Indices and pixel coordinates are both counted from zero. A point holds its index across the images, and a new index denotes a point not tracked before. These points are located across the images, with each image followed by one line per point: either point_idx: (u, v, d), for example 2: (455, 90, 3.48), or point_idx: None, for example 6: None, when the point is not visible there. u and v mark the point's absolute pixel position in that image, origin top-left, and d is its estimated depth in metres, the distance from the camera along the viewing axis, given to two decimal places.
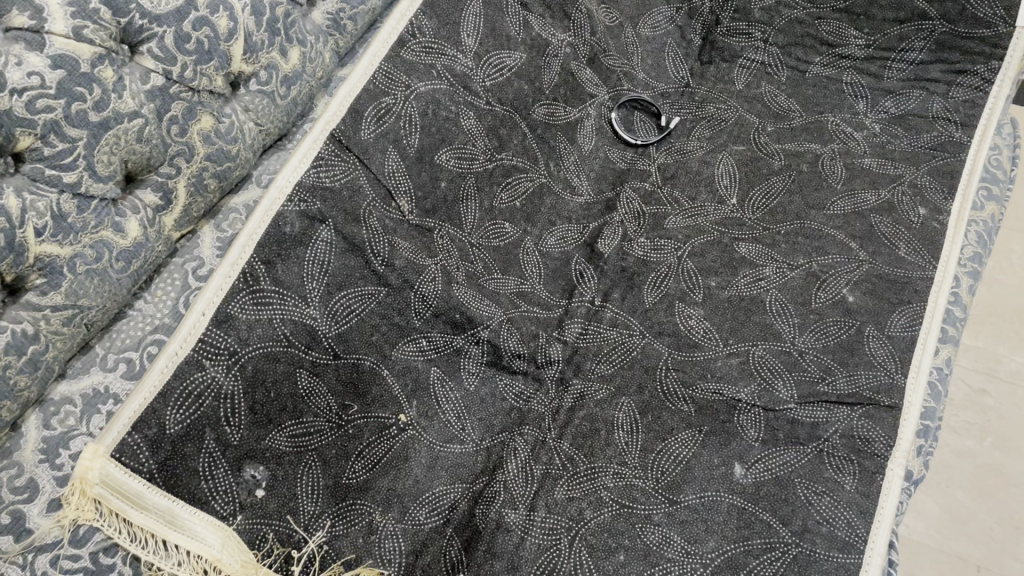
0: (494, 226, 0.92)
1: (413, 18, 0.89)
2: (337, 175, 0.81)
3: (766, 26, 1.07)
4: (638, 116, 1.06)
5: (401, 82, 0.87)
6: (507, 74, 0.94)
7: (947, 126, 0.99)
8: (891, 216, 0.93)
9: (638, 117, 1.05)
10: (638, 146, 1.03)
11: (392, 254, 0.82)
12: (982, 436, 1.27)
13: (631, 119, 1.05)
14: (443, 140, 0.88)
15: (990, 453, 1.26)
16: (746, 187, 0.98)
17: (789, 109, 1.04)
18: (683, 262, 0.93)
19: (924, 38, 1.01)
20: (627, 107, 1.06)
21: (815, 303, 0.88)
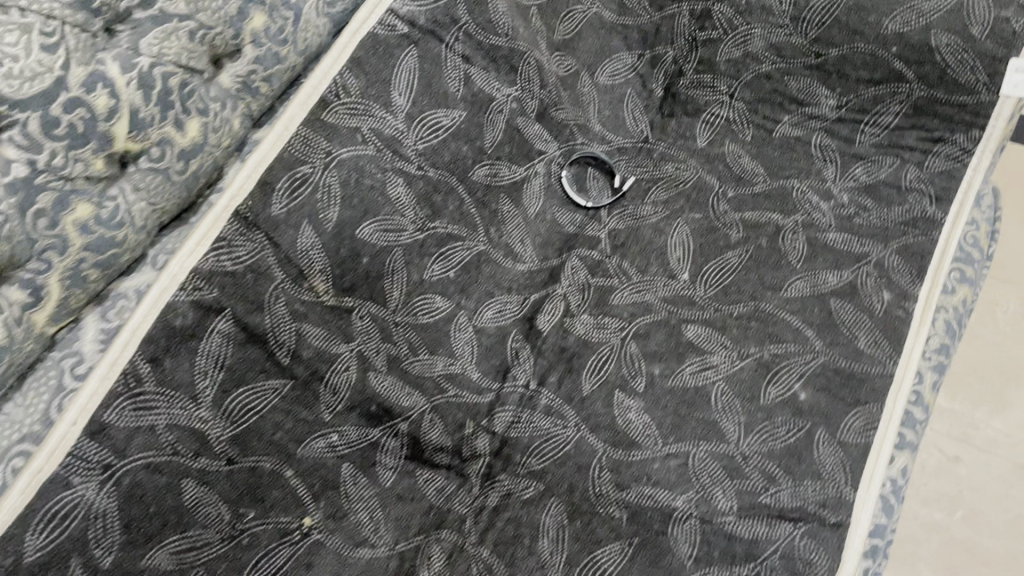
0: (424, 301, 0.85)
1: (338, 77, 0.81)
2: (241, 257, 0.74)
3: (732, 79, 0.99)
4: (593, 172, 0.99)
5: (322, 148, 0.80)
6: (444, 134, 0.87)
7: (920, 200, 0.92)
8: (852, 301, 0.86)
9: (592, 174, 0.98)
10: (589, 208, 0.97)
11: (299, 344, 0.75)
12: (952, 509, 1.21)
13: (584, 176, 0.98)
14: (367, 212, 0.81)
15: (959, 528, 1.20)
16: (699, 261, 0.91)
17: (753, 172, 0.96)
18: (627, 344, 0.87)
19: (900, 103, 0.93)
20: (581, 162, 0.99)
21: (765, 400, 0.82)
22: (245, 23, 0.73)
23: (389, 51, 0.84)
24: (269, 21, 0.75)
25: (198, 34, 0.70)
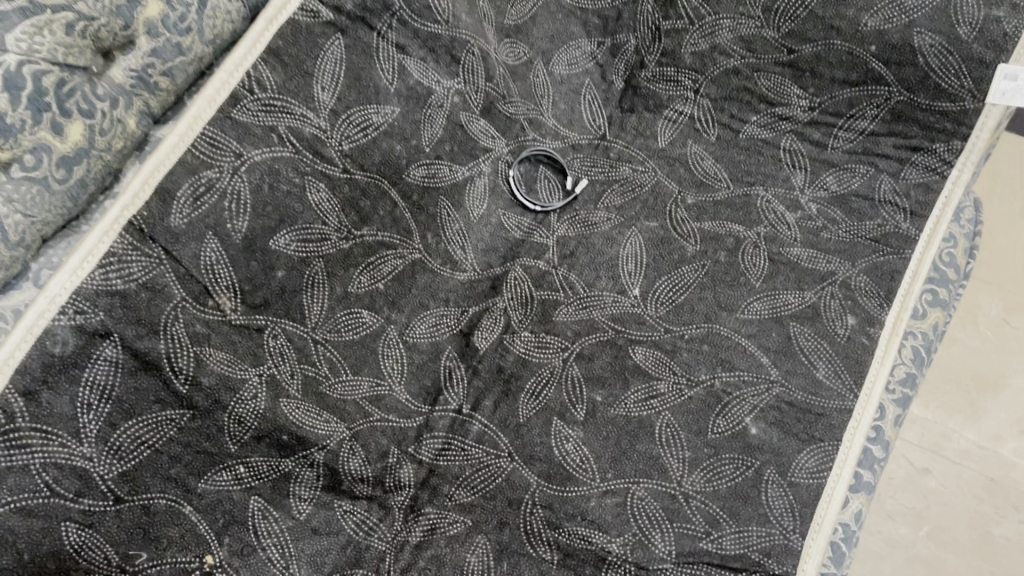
0: (349, 316, 0.78)
1: (252, 68, 0.73)
2: (133, 275, 0.67)
3: (697, 74, 0.91)
4: (548, 172, 0.91)
5: (231, 149, 0.72)
6: (374, 133, 0.79)
7: (894, 214, 0.85)
8: (813, 326, 0.80)
9: (545, 174, 0.91)
10: (538, 211, 0.89)
11: (199, 370, 0.68)
12: (916, 525, 1.17)
13: (536, 175, 0.91)
14: (282, 221, 0.74)
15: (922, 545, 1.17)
16: (651, 275, 0.84)
17: (716, 177, 0.89)
18: (569, 367, 0.80)
19: (877, 106, 0.85)
20: (534, 161, 0.91)
21: (712, 433, 0.76)
22: (136, 11, 0.65)
23: (311, 39, 0.75)
24: (166, 8, 0.67)
25: (78, 27, 0.62)
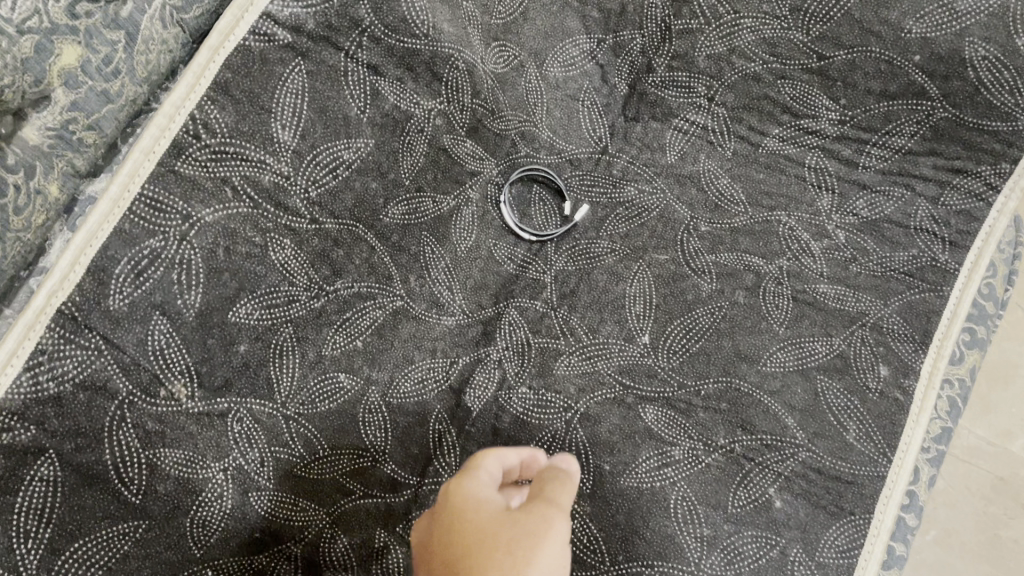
0: (323, 383, 0.67)
1: (198, 110, 0.62)
2: (68, 374, 0.57)
3: (712, 80, 0.80)
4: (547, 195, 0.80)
5: (177, 210, 0.61)
6: (344, 172, 0.68)
7: (930, 244, 0.76)
8: (842, 380, 0.72)
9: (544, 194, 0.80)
10: (533, 242, 0.79)
11: (153, 476, 0.60)
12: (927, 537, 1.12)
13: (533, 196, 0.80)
14: (242, 288, 0.64)
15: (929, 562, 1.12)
16: (662, 318, 0.75)
17: (732, 200, 0.79)
18: (572, 431, 0.72)
19: (917, 122, 0.75)
20: (531, 180, 0.80)
21: (733, 508, 0.69)
22: (49, 61, 0.54)
23: (268, 69, 0.64)
24: (87, 51, 0.56)
25: None
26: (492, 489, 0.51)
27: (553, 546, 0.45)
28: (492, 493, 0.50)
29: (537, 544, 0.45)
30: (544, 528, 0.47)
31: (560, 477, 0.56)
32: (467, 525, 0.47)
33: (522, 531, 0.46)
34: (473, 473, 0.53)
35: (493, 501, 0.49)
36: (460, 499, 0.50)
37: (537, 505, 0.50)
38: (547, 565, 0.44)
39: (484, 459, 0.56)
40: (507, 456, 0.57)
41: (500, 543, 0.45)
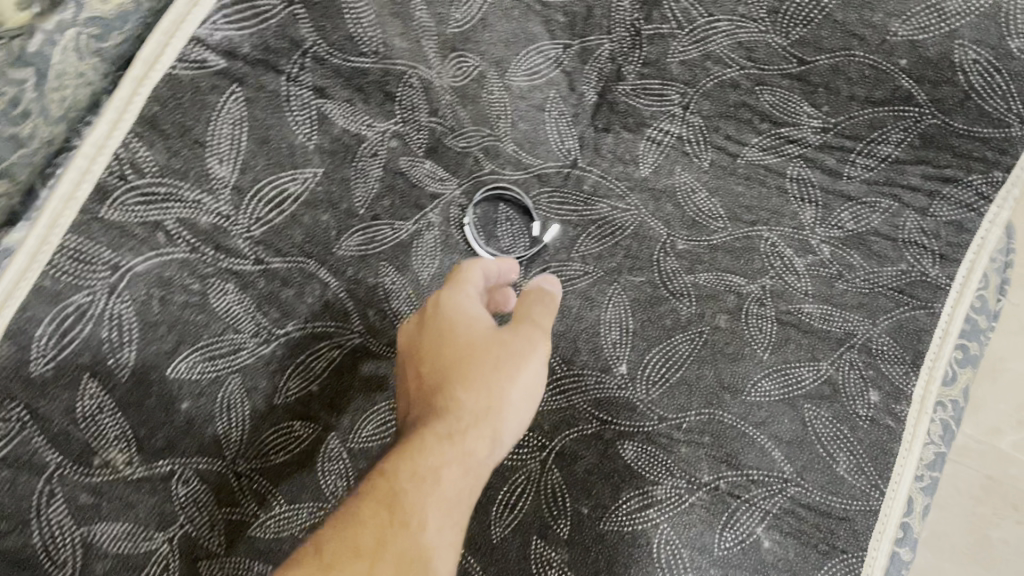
0: (275, 433, 0.61)
1: (123, 149, 0.56)
2: None
3: (687, 87, 0.75)
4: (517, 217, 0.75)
5: (104, 261, 0.56)
6: (291, 207, 0.62)
7: (920, 258, 0.72)
8: (831, 408, 0.68)
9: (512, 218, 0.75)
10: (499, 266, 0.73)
11: (88, 555, 0.55)
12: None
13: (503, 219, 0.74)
14: (181, 340, 0.58)
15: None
16: (640, 346, 0.70)
17: (711, 215, 0.74)
18: (548, 471, 0.68)
19: (904, 129, 0.71)
20: (498, 199, 0.75)
21: (719, 550, 0.66)
22: None
23: (200, 99, 0.58)
24: None
25: None
26: (484, 311, 0.58)
27: (536, 366, 0.55)
28: (482, 313, 0.57)
29: (518, 398, 0.54)
30: (527, 353, 0.55)
31: (536, 295, 0.58)
32: (464, 336, 0.56)
33: (503, 355, 0.55)
34: (466, 281, 0.58)
35: (493, 330, 0.56)
36: (453, 313, 0.57)
37: (518, 340, 0.55)
38: (525, 384, 0.55)
39: (465, 294, 0.57)
40: (493, 268, 0.60)
41: (488, 366, 0.54)
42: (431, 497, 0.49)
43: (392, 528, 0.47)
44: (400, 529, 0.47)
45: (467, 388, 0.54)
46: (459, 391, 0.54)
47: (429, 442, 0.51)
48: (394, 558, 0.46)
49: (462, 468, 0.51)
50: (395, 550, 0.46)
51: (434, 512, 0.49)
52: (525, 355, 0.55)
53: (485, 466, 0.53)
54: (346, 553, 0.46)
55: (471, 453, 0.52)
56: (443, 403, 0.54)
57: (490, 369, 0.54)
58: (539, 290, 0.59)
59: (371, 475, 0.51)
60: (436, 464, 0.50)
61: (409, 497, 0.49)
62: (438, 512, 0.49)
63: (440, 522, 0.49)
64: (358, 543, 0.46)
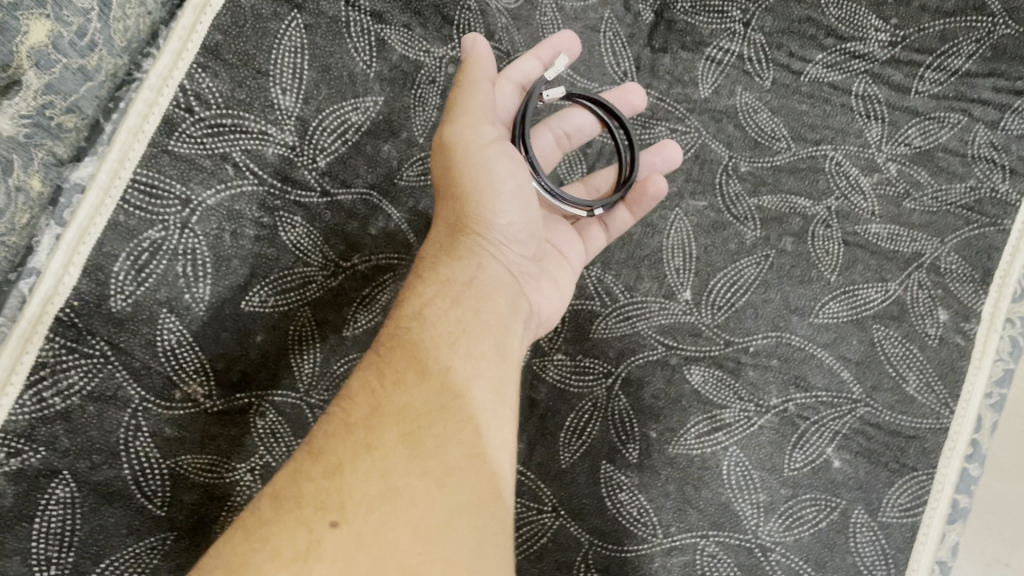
0: (348, 366, 0.60)
1: (188, 80, 0.59)
2: (77, 382, 0.55)
3: (748, 2, 0.73)
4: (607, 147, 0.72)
5: (177, 194, 0.58)
6: (354, 137, 0.62)
7: (990, 173, 0.70)
8: (900, 328, 0.68)
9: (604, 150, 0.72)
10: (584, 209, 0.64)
11: (176, 487, 0.56)
12: (1011, 562, 0.69)
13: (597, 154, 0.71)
14: (254, 274, 0.59)
15: None
16: (703, 272, 0.69)
17: (773, 135, 0.72)
18: (615, 398, 0.67)
19: (977, 40, 0.71)
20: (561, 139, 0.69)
21: (790, 470, 0.66)
22: (15, 41, 0.49)
23: (262, 26, 0.61)
24: (58, 25, 0.52)
25: None
26: (494, 132, 0.56)
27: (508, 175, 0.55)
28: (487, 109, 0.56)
29: (511, 194, 0.56)
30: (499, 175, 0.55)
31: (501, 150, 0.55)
32: (447, 182, 0.56)
33: (481, 163, 0.54)
34: (454, 104, 0.56)
35: (487, 139, 0.55)
36: (439, 158, 0.56)
37: (502, 143, 0.56)
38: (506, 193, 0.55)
39: (459, 117, 0.55)
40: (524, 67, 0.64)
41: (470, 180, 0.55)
42: (454, 358, 0.50)
43: (413, 391, 0.48)
44: (435, 402, 0.48)
45: (477, 210, 0.56)
46: (452, 245, 0.56)
47: (430, 286, 0.54)
48: (434, 417, 0.47)
49: (479, 315, 0.54)
50: (430, 418, 0.47)
51: (443, 358, 0.50)
52: (499, 159, 0.55)
53: (524, 311, 0.58)
54: (361, 442, 0.45)
55: (490, 270, 0.56)
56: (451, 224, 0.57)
57: (492, 196, 0.55)
58: (476, 60, 0.56)
59: (368, 357, 0.51)
60: (449, 306, 0.53)
61: (441, 345, 0.51)
62: (454, 356, 0.51)
63: (484, 361, 0.51)
64: (356, 425, 0.46)
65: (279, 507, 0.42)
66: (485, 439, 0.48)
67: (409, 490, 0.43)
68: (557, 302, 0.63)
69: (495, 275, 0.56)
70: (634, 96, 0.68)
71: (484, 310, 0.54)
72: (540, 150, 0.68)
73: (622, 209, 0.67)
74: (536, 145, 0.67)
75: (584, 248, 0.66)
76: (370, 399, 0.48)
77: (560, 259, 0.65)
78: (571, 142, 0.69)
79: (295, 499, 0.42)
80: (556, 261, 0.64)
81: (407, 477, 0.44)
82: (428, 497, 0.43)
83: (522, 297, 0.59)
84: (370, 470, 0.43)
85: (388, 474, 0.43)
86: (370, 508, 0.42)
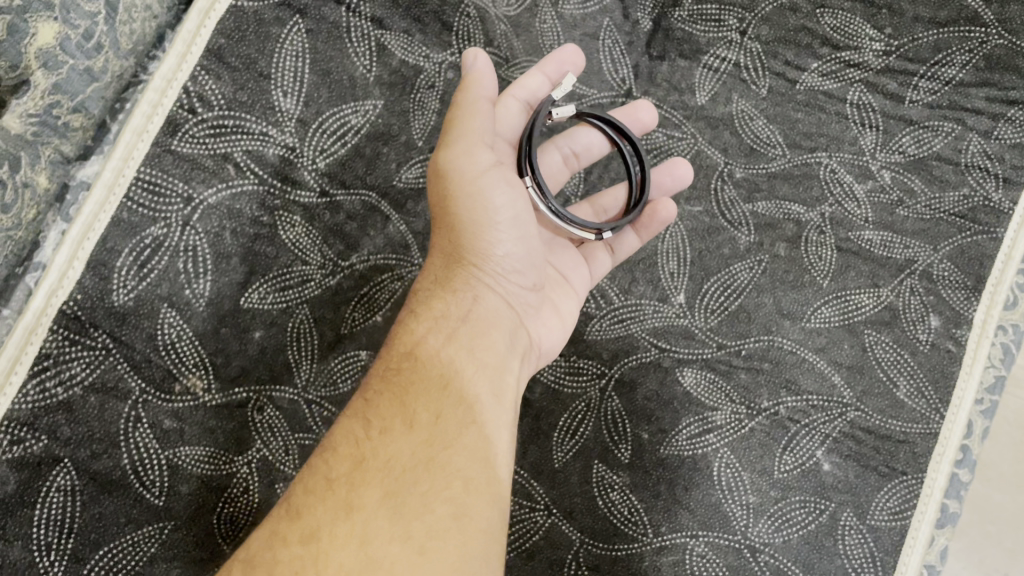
0: (344, 363, 0.61)
1: (192, 82, 0.61)
2: (80, 373, 0.57)
3: (744, 11, 0.74)
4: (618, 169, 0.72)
5: (179, 192, 0.60)
6: (353, 139, 0.63)
7: (983, 182, 0.71)
8: (891, 333, 0.69)
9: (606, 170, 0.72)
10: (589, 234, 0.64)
11: (174, 478, 0.58)
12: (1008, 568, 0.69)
13: (603, 170, 0.72)
14: (253, 272, 0.61)
15: None
16: (698, 275, 0.70)
17: (768, 142, 0.72)
18: (608, 398, 0.67)
19: (969, 50, 0.72)
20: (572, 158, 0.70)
21: (779, 472, 0.67)
22: (23, 44, 0.52)
23: (264, 30, 0.62)
24: (65, 28, 0.53)
25: None
26: (492, 159, 0.56)
27: (502, 207, 0.57)
28: (485, 136, 0.56)
29: (507, 224, 0.57)
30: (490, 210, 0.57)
31: (487, 179, 0.56)
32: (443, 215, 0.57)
33: (476, 194, 0.56)
34: (450, 129, 0.56)
35: (482, 167, 0.56)
36: (435, 193, 0.57)
37: (496, 170, 0.57)
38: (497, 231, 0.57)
39: (454, 144, 0.56)
40: (530, 84, 0.64)
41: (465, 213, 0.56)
42: (445, 405, 0.51)
43: (399, 439, 0.49)
44: (423, 455, 0.48)
45: (472, 241, 0.57)
46: (446, 283, 0.58)
47: (424, 324, 0.56)
48: (420, 471, 0.47)
49: (473, 354, 0.55)
50: (415, 473, 0.47)
51: (431, 408, 0.50)
52: (495, 185, 0.56)
53: (522, 345, 0.59)
54: (342, 502, 0.45)
55: (484, 305, 0.57)
56: (447, 256, 0.59)
57: (488, 226, 0.57)
58: (476, 80, 0.55)
59: (360, 399, 0.52)
60: (441, 344, 0.54)
61: (433, 389, 0.52)
62: (443, 401, 0.51)
63: (477, 405, 0.52)
64: (339, 481, 0.47)
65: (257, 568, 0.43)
66: (473, 495, 0.48)
67: (388, 558, 0.43)
68: (560, 331, 0.63)
69: (489, 309, 0.57)
70: (644, 113, 0.68)
71: (478, 349, 0.55)
72: (549, 170, 0.69)
73: (630, 232, 0.67)
74: (544, 164, 0.68)
75: (588, 270, 0.67)
76: (355, 450, 0.48)
77: (563, 284, 0.65)
78: (580, 160, 0.70)
79: (271, 567, 0.43)
80: (560, 286, 0.65)
81: (386, 536, 0.44)
82: (407, 563, 0.43)
83: (519, 327, 0.60)
84: (349, 533, 0.44)
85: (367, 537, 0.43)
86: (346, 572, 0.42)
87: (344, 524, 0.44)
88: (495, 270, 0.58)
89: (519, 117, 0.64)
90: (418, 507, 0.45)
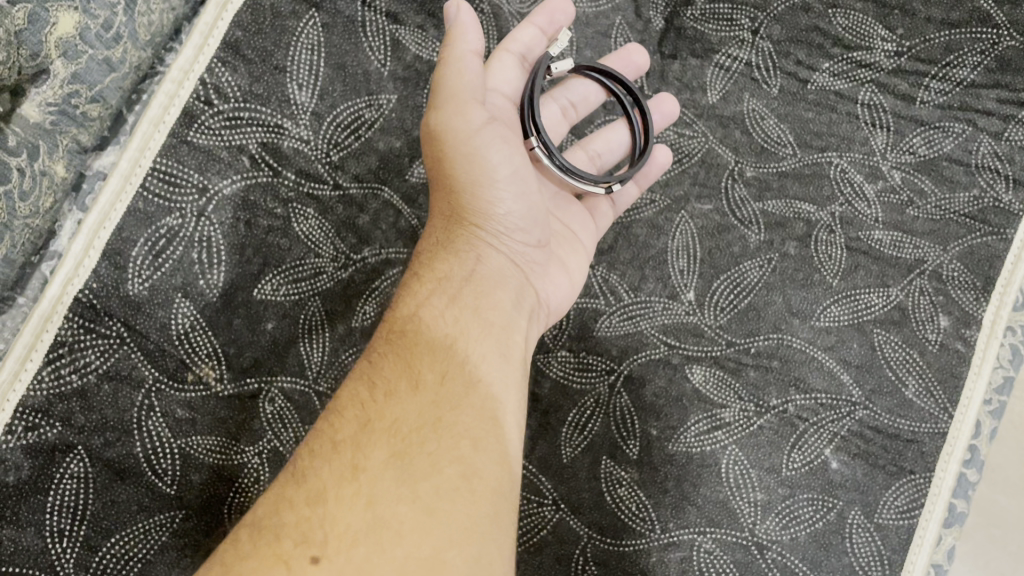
0: (355, 356, 0.61)
1: (208, 74, 0.61)
2: (95, 361, 0.57)
3: (756, 11, 0.74)
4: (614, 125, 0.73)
5: (194, 183, 0.60)
6: (367, 132, 0.64)
7: (993, 183, 0.71)
8: (900, 333, 0.69)
9: None
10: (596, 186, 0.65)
11: (186, 467, 0.58)
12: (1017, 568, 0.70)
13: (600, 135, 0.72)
14: (266, 264, 0.61)
15: None
16: (708, 273, 0.70)
17: (779, 141, 0.72)
18: (616, 394, 0.67)
19: (981, 52, 0.72)
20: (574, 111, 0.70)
21: (788, 470, 0.67)
22: (44, 32, 0.52)
23: (280, 24, 0.63)
24: (85, 18, 0.54)
25: None
26: (486, 117, 0.56)
27: (500, 167, 0.57)
28: (479, 95, 0.56)
29: (507, 181, 0.58)
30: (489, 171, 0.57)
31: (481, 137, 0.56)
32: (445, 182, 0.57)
33: (473, 155, 0.56)
34: (439, 89, 0.56)
35: (475, 126, 0.56)
36: (435, 160, 0.57)
37: (491, 127, 0.57)
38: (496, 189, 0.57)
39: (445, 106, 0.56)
40: (523, 37, 0.65)
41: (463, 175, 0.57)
42: (450, 367, 0.51)
43: (403, 400, 0.49)
44: (428, 416, 0.48)
45: (475, 204, 0.58)
46: (454, 249, 0.58)
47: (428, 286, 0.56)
48: (426, 432, 0.47)
49: (478, 315, 0.55)
50: (421, 433, 0.47)
51: (436, 368, 0.51)
52: (491, 143, 0.56)
53: (530, 306, 0.59)
54: (347, 464, 0.45)
55: (487, 266, 0.58)
56: (450, 220, 0.59)
57: (487, 185, 0.57)
58: (460, 33, 0.55)
59: (364, 362, 0.53)
60: (445, 307, 0.55)
61: (437, 350, 0.52)
62: (447, 360, 0.52)
63: (483, 365, 0.52)
64: (343, 443, 0.47)
65: (264, 531, 0.43)
66: (481, 452, 0.48)
67: (395, 519, 0.43)
68: (568, 289, 0.64)
69: (493, 272, 0.58)
70: (637, 57, 0.69)
71: (483, 309, 0.55)
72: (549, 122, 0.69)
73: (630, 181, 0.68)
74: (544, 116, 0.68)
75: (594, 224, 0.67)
76: (359, 412, 0.48)
77: (572, 240, 0.65)
78: (577, 112, 0.70)
79: (277, 530, 0.43)
80: (569, 243, 0.65)
81: (391, 497, 0.44)
82: (414, 523, 0.43)
83: (527, 289, 0.60)
84: (355, 496, 0.44)
85: (372, 500, 0.44)
86: (353, 535, 0.42)
87: (348, 485, 0.44)
88: (499, 231, 0.59)
89: (515, 72, 0.65)
90: (423, 466, 0.46)
